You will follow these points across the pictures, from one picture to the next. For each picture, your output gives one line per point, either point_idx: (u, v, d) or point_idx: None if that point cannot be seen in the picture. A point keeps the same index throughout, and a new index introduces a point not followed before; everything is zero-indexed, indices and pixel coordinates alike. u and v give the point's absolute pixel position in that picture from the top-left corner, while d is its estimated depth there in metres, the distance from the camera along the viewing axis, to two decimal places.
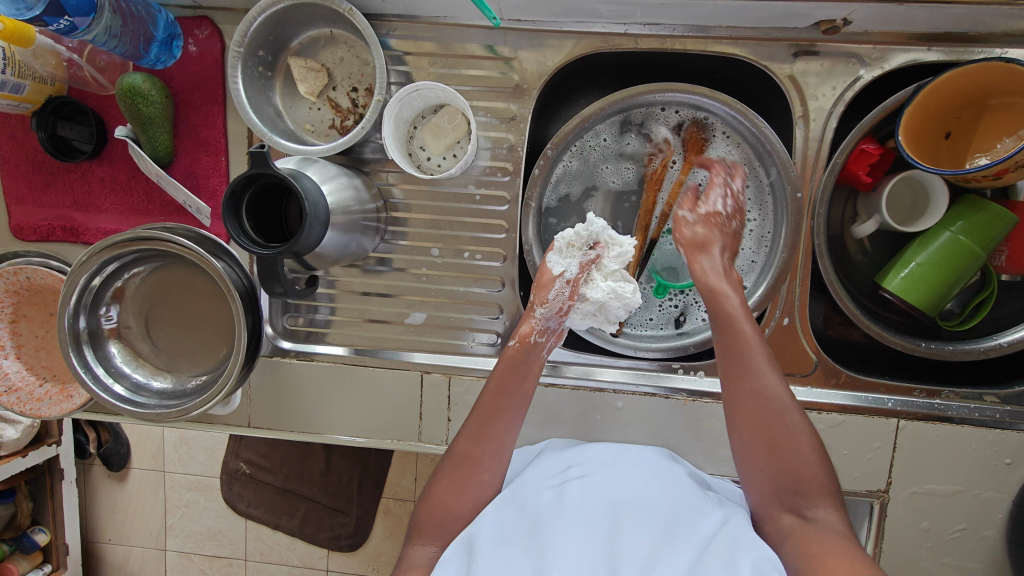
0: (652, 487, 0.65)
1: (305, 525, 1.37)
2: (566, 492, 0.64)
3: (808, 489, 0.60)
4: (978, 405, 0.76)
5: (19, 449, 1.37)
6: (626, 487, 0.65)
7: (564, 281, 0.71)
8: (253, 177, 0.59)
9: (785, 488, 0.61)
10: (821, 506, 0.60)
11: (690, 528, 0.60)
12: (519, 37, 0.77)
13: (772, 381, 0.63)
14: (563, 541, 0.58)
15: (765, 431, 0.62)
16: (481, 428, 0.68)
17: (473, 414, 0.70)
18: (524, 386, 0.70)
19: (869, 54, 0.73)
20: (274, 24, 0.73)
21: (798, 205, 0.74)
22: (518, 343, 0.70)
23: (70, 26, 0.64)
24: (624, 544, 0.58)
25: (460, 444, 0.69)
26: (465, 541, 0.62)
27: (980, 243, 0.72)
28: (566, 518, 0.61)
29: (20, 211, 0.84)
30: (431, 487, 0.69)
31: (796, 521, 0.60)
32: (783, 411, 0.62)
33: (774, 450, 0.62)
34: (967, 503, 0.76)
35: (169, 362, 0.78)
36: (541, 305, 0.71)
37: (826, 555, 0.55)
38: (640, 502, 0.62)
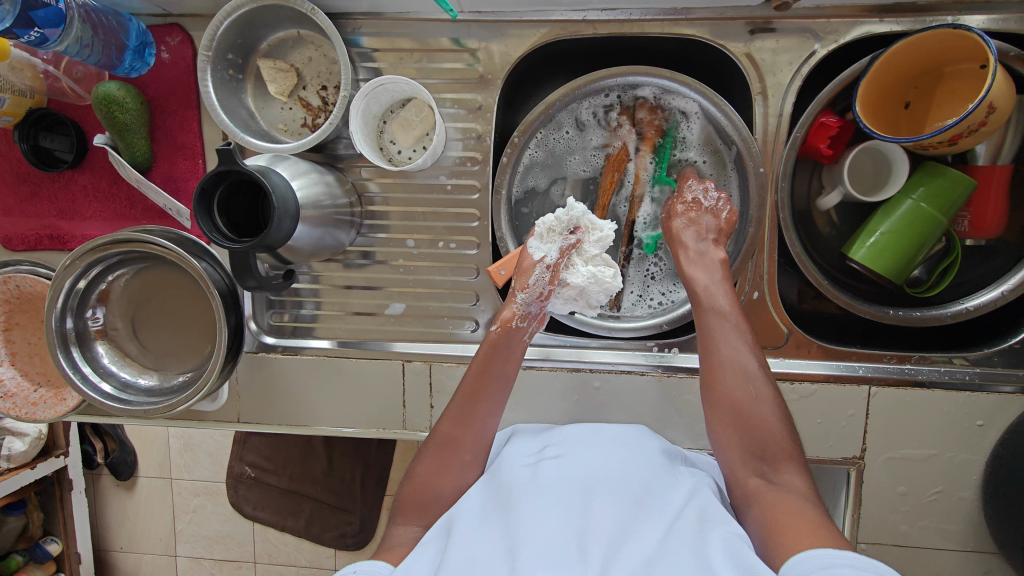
0: (624, 461, 0.67)
1: (311, 525, 1.38)
2: (541, 469, 0.65)
3: (772, 454, 0.62)
4: (949, 368, 0.77)
5: (28, 460, 1.40)
6: (598, 463, 0.66)
7: (545, 266, 0.71)
8: (222, 174, 0.61)
9: (749, 453, 0.63)
10: (787, 470, 0.61)
11: (659, 499, 0.61)
12: (482, 29, 0.79)
13: (738, 350, 0.66)
14: (535, 510, 0.59)
15: (732, 395, 0.65)
16: (464, 412, 0.68)
17: (456, 397, 0.70)
18: (507, 371, 0.69)
19: (823, 28, 0.74)
20: (241, 27, 0.75)
21: (761, 179, 0.76)
22: (500, 328, 0.70)
23: (42, 37, 0.66)
24: (594, 514, 0.59)
25: (442, 425, 0.69)
26: (444, 524, 0.62)
27: (941, 209, 0.73)
28: (539, 490, 0.62)
29: (7, 222, 0.86)
30: (415, 468, 0.69)
31: (760, 482, 0.62)
32: (749, 379, 0.65)
33: (741, 417, 0.64)
34: (942, 466, 0.77)
35: (156, 361, 0.80)
36: (523, 291, 0.71)
37: (787, 515, 0.56)
38: (612, 476, 0.64)
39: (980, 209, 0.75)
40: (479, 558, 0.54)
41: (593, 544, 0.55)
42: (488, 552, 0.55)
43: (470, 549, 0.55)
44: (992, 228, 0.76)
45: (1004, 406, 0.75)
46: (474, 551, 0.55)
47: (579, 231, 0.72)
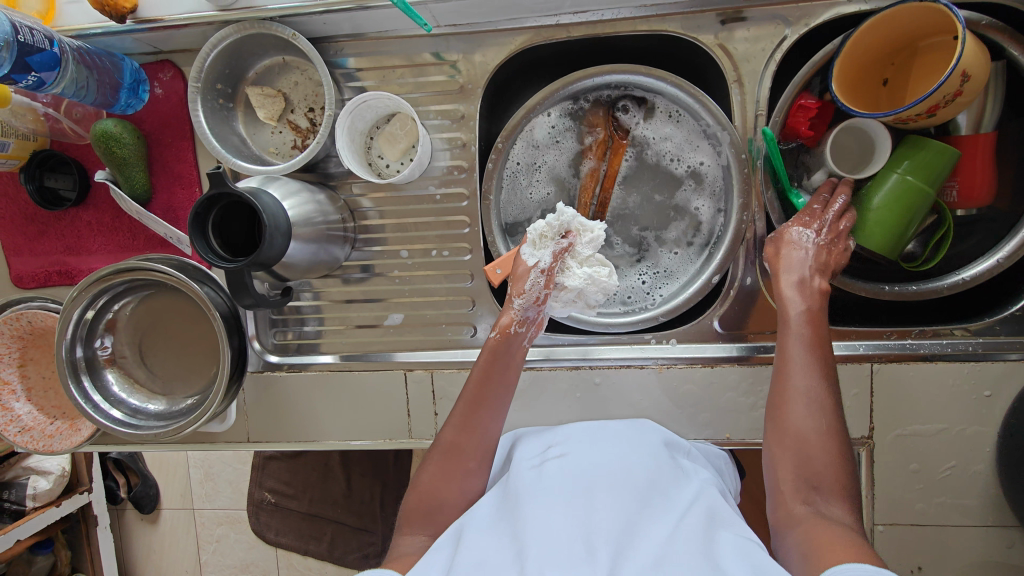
0: (625, 455, 0.67)
1: (333, 549, 1.37)
2: (546, 470, 0.66)
3: (826, 485, 0.59)
4: (950, 340, 0.77)
5: (53, 498, 1.43)
6: (602, 460, 0.67)
7: (539, 272, 0.70)
8: (214, 198, 0.63)
9: (803, 478, 0.60)
10: (835, 502, 0.58)
11: (664, 495, 0.62)
12: (459, 40, 0.81)
13: (811, 381, 0.63)
14: (543, 511, 0.59)
15: (799, 421, 0.61)
16: (467, 417, 0.68)
17: (457, 405, 0.70)
18: (507, 376, 0.70)
19: (793, 14, 0.75)
20: (228, 57, 0.78)
21: (744, 165, 0.76)
22: (499, 334, 0.71)
23: (39, 81, 0.69)
24: (599, 512, 0.59)
25: (445, 432, 0.69)
26: (455, 531, 0.60)
27: (927, 181, 0.73)
28: (545, 492, 0.62)
29: (18, 261, 0.89)
30: (419, 475, 0.68)
31: (804, 509, 0.58)
32: (820, 410, 0.62)
33: (800, 442, 0.61)
34: (953, 440, 0.76)
35: (164, 386, 0.82)
36: (519, 298, 0.71)
37: (832, 542, 0.53)
38: (615, 471, 0.64)
39: (967, 177, 0.75)
40: (487, 559, 0.54)
41: (600, 543, 0.55)
42: (496, 553, 0.55)
43: (478, 548, 0.55)
44: (981, 196, 0.76)
45: (1010, 375, 0.74)
46: (482, 551, 0.55)
47: (572, 233, 0.71)
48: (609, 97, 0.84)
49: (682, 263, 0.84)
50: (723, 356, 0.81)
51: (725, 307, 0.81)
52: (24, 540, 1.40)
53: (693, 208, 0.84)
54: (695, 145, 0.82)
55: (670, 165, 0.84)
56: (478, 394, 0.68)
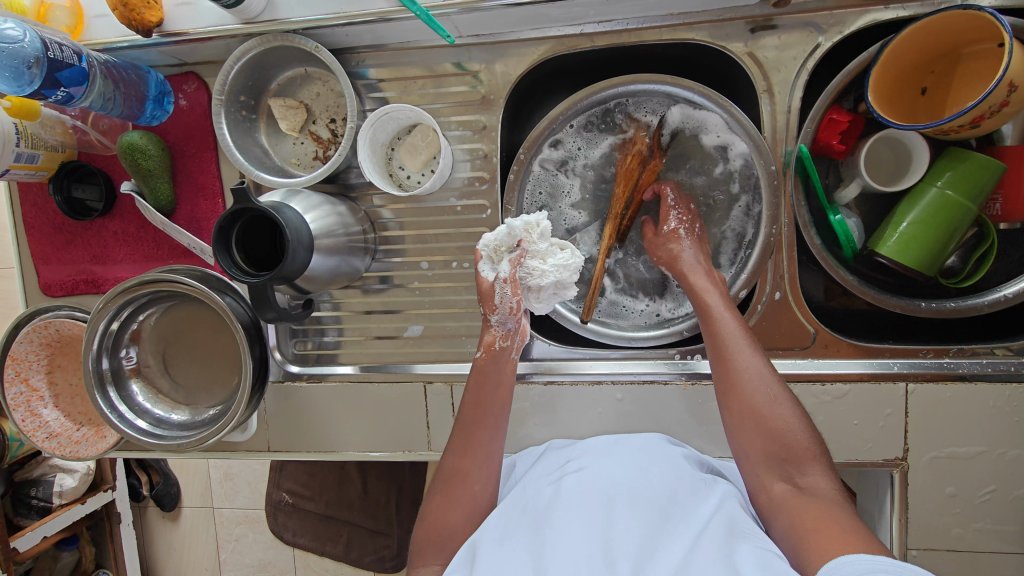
0: (644, 473, 0.65)
1: (351, 549, 1.36)
2: (564, 483, 0.64)
3: (796, 457, 0.59)
4: (991, 359, 0.74)
5: (79, 496, 1.46)
6: (621, 475, 0.64)
7: (503, 283, 0.67)
8: (238, 212, 0.63)
9: (773, 455, 0.60)
10: (813, 470, 0.59)
11: (685, 509, 0.59)
12: (481, 50, 0.80)
13: (752, 358, 0.64)
14: (561, 527, 0.57)
15: (747, 400, 0.62)
16: (468, 439, 0.68)
17: (457, 427, 0.70)
18: (498, 398, 0.69)
19: (826, 21, 0.73)
20: (252, 69, 0.78)
21: (774, 177, 0.74)
22: (483, 354, 0.70)
23: (68, 95, 0.70)
24: (617, 526, 0.57)
25: (448, 457, 0.68)
26: (468, 550, 0.60)
27: (968, 194, 0.70)
28: (562, 505, 0.60)
29: (47, 270, 0.91)
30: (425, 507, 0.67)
31: (784, 485, 0.59)
32: (765, 386, 0.62)
33: (754, 421, 0.61)
34: (992, 463, 0.73)
35: (187, 396, 0.82)
36: (491, 312, 0.69)
37: (819, 523, 0.53)
38: (633, 486, 0.62)
39: (1012, 191, 0.72)
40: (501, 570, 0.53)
41: (620, 556, 0.53)
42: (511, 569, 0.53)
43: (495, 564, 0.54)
44: None
45: None
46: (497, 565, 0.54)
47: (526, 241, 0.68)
48: (635, 107, 0.82)
49: None
50: None
51: (753, 323, 0.78)
52: (51, 537, 1.43)
53: (716, 226, 0.82)
54: (718, 156, 0.81)
55: (694, 179, 0.82)
56: (476, 414, 0.68)
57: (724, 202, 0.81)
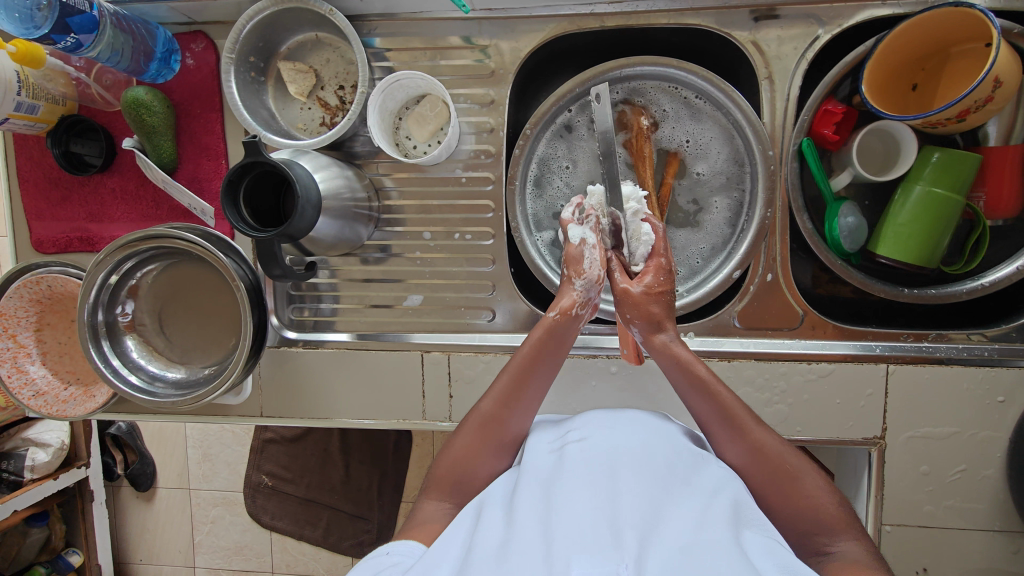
0: (649, 438, 0.64)
1: (328, 535, 1.37)
2: (568, 456, 0.61)
3: (828, 526, 0.58)
4: (967, 345, 0.77)
5: (51, 471, 1.43)
6: (624, 440, 0.62)
7: (590, 247, 0.69)
8: (248, 165, 0.64)
9: (803, 529, 0.59)
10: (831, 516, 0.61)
11: (688, 478, 0.59)
12: (493, 25, 0.81)
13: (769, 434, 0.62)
14: (565, 491, 0.56)
15: (772, 473, 0.61)
16: (509, 394, 0.67)
17: (499, 377, 0.68)
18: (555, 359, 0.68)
19: (826, 14, 0.76)
20: (263, 30, 0.79)
21: (771, 162, 0.77)
22: (558, 315, 0.67)
23: (76, 43, 0.70)
24: (624, 492, 0.56)
25: (484, 403, 0.68)
26: (475, 507, 0.61)
27: (954, 189, 0.74)
28: (564, 474, 0.58)
29: (40, 226, 0.90)
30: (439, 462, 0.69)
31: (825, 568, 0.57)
32: (789, 458, 0.61)
33: (782, 497, 0.60)
34: (964, 443, 0.76)
35: (182, 355, 0.82)
36: (578, 276, 0.69)
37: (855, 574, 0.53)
38: (641, 445, 0.62)
39: (995, 188, 0.76)
40: (505, 541, 0.53)
41: (626, 527, 0.52)
42: (519, 537, 0.52)
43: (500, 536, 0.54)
44: (1008, 207, 0.76)
45: None
46: (501, 534, 0.54)
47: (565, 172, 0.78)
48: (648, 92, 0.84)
49: (700, 264, 0.85)
50: (740, 350, 0.80)
51: (744, 303, 0.81)
52: (21, 511, 1.40)
53: (715, 214, 0.85)
54: (718, 141, 0.83)
55: (694, 166, 0.85)
56: (524, 375, 0.67)
57: (722, 191, 0.84)
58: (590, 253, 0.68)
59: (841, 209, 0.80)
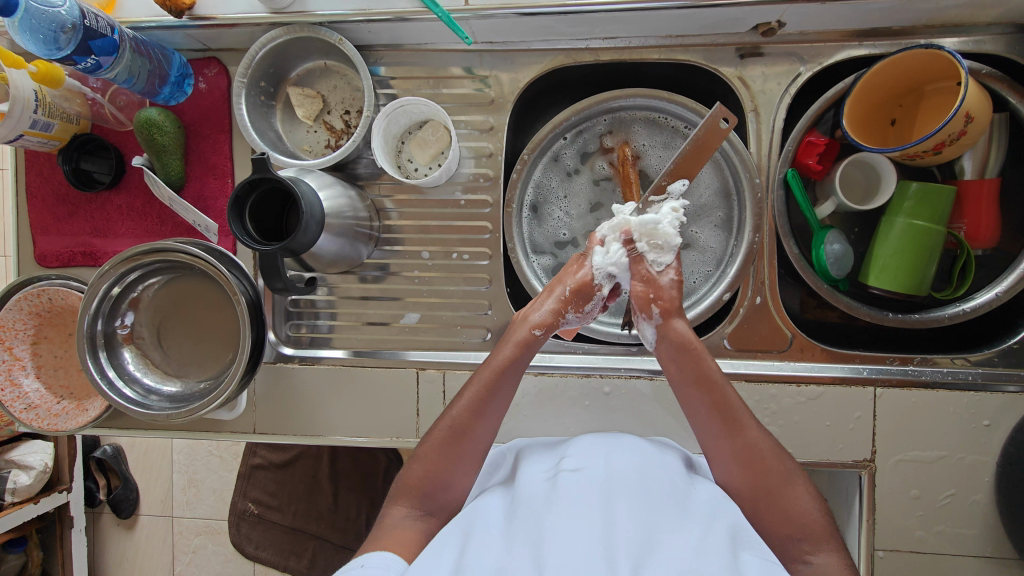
0: (641, 465, 0.65)
1: (314, 566, 1.34)
2: (560, 484, 0.62)
3: (811, 535, 0.61)
4: (951, 369, 0.79)
5: (31, 495, 1.39)
6: (616, 471, 0.63)
7: (602, 296, 0.71)
8: (255, 182, 0.66)
9: (785, 534, 0.62)
10: (823, 549, 0.61)
11: (679, 506, 0.59)
12: (493, 57, 0.86)
13: (761, 433, 0.65)
14: (558, 522, 0.56)
15: (757, 474, 0.63)
16: (472, 414, 0.68)
17: (466, 392, 0.70)
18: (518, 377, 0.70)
19: (808, 52, 0.80)
20: (274, 58, 0.83)
21: (757, 190, 0.80)
22: (540, 332, 0.70)
23: (96, 64, 0.73)
24: (616, 522, 0.56)
25: (446, 420, 0.69)
26: (460, 527, 0.60)
27: (934, 220, 0.77)
28: (557, 502, 0.59)
29: (44, 240, 0.91)
30: (411, 467, 0.69)
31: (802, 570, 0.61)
32: (775, 463, 0.64)
33: (766, 504, 0.63)
34: (953, 467, 0.77)
35: (179, 369, 0.83)
36: (574, 311, 0.71)
37: None
38: (630, 475, 0.63)
39: (974, 218, 0.79)
40: (497, 566, 0.52)
41: (619, 555, 0.52)
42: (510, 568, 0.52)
43: (490, 562, 0.53)
44: (986, 236, 0.79)
45: (1009, 407, 0.76)
46: (492, 561, 0.54)
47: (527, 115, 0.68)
48: (639, 122, 0.89)
49: (688, 286, 0.88)
50: (731, 372, 0.82)
51: (734, 325, 0.83)
52: None
53: (700, 239, 0.88)
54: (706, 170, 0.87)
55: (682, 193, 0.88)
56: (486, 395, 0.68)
57: (709, 217, 0.88)
58: (597, 302, 0.71)
59: (827, 236, 0.82)
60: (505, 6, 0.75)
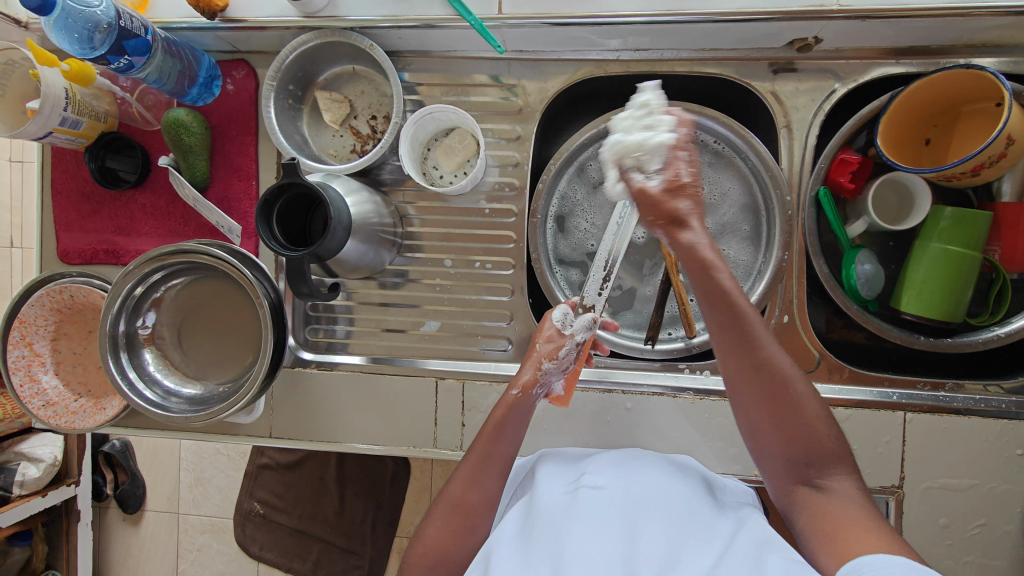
0: (662, 484, 0.63)
1: (318, 569, 1.34)
2: (577, 501, 0.60)
3: (822, 458, 0.57)
4: (983, 396, 0.78)
5: (40, 488, 1.39)
6: (636, 489, 0.62)
7: (575, 342, 0.74)
8: (284, 187, 0.65)
9: (797, 456, 0.58)
10: (837, 474, 0.57)
11: (701, 525, 0.58)
12: (522, 66, 0.85)
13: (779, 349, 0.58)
14: (578, 537, 0.54)
15: (769, 396, 0.57)
16: (475, 467, 0.68)
17: (468, 458, 0.70)
18: (518, 429, 0.70)
19: (842, 69, 0.79)
20: (304, 61, 0.82)
21: (787, 207, 0.80)
22: (520, 392, 0.71)
23: (129, 64, 0.73)
24: (639, 538, 0.54)
25: (453, 486, 0.68)
26: (481, 557, 0.58)
27: (969, 246, 0.75)
28: (576, 517, 0.57)
29: (67, 237, 0.91)
30: (431, 521, 0.67)
31: (808, 489, 0.57)
32: (796, 388, 0.57)
33: (775, 422, 0.58)
34: (984, 496, 0.75)
35: (198, 371, 0.82)
36: (551, 361, 0.73)
37: (843, 536, 0.52)
38: (652, 495, 0.61)
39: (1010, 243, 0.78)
40: None
41: (640, 566, 0.50)
42: None
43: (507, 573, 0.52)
44: None
45: None
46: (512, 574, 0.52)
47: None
48: None
49: None
50: None
51: None
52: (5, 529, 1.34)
53: (729, 253, 0.87)
54: (735, 185, 0.87)
55: (710, 210, 0.88)
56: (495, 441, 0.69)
57: (736, 231, 0.87)
58: (572, 346, 0.74)
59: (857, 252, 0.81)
60: (538, 15, 0.75)
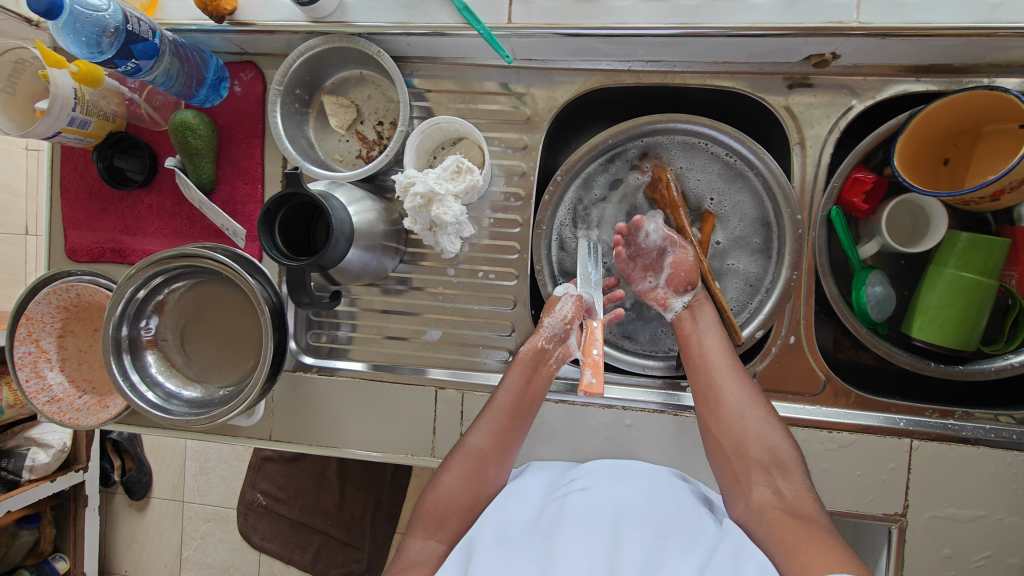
0: (651, 493, 0.63)
1: (317, 560, 1.33)
2: (567, 502, 0.60)
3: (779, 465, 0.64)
4: (994, 426, 0.76)
5: (49, 473, 1.41)
6: (624, 497, 0.61)
7: (569, 295, 0.77)
8: (287, 197, 0.65)
9: (756, 464, 0.65)
10: (792, 479, 0.63)
11: (687, 533, 0.57)
12: (531, 74, 0.84)
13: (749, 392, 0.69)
14: (566, 538, 0.54)
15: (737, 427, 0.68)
16: (500, 432, 0.71)
17: (489, 416, 0.72)
18: (535, 394, 0.74)
19: (860, 86, 0.77)
20: (311, 65, 0.82)
21: (799, 226, 0.77)
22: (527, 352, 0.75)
23: (136, 68, 0.73)
24: (622, 543, 0.53)
25: (475, 440, 0.71)
26: (464, 546, 0.58)
27: (984, 273, 0.73)
28: (563, 520, 0.57)
29: (75, 235, 0.92)
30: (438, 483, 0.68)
31: (765, 492, 0.63)
32: (756, 413, 0.68)
33: (742, 448, 0.66)
34: (990, 528, 0.74)
35: (199, 373, 0.83)
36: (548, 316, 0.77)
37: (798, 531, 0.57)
38: (639, 503, 0.61)
39: None
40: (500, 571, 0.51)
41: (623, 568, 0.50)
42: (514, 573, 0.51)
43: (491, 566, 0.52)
44: None
45: None
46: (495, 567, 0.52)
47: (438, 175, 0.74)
48: (678, 147, 0.86)
49: None
50: None
51: (765, 364, 0.80)
52: (15, 512, 1.36)
53: (743, 268, 0.86)
54: (748, 200, 0.85)
55: (722, 223, 0.87)
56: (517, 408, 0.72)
57: (748, 246, 0.86)
58: (566, 300, 0.76)
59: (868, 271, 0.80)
60: (548, 25, 0.74)
